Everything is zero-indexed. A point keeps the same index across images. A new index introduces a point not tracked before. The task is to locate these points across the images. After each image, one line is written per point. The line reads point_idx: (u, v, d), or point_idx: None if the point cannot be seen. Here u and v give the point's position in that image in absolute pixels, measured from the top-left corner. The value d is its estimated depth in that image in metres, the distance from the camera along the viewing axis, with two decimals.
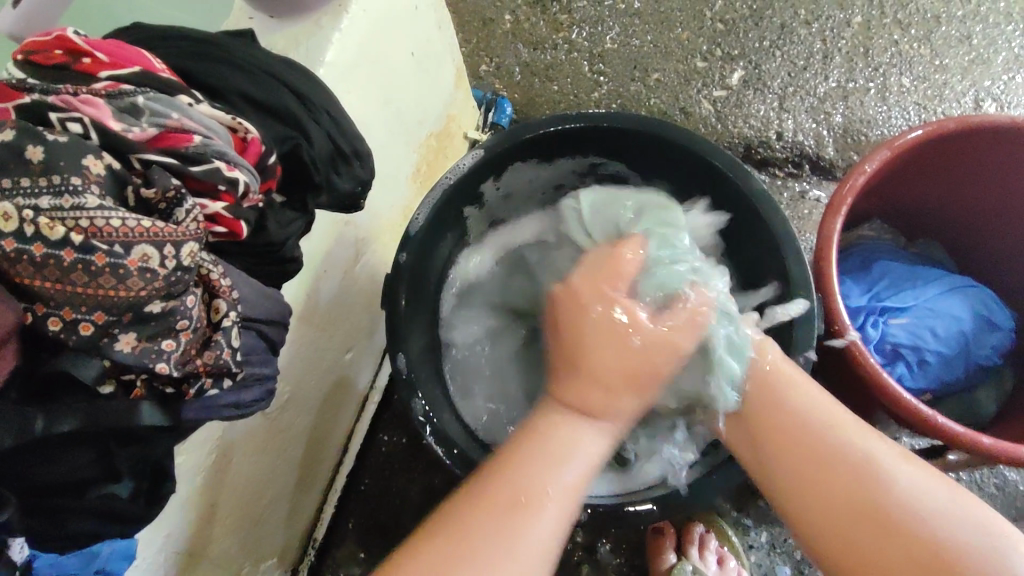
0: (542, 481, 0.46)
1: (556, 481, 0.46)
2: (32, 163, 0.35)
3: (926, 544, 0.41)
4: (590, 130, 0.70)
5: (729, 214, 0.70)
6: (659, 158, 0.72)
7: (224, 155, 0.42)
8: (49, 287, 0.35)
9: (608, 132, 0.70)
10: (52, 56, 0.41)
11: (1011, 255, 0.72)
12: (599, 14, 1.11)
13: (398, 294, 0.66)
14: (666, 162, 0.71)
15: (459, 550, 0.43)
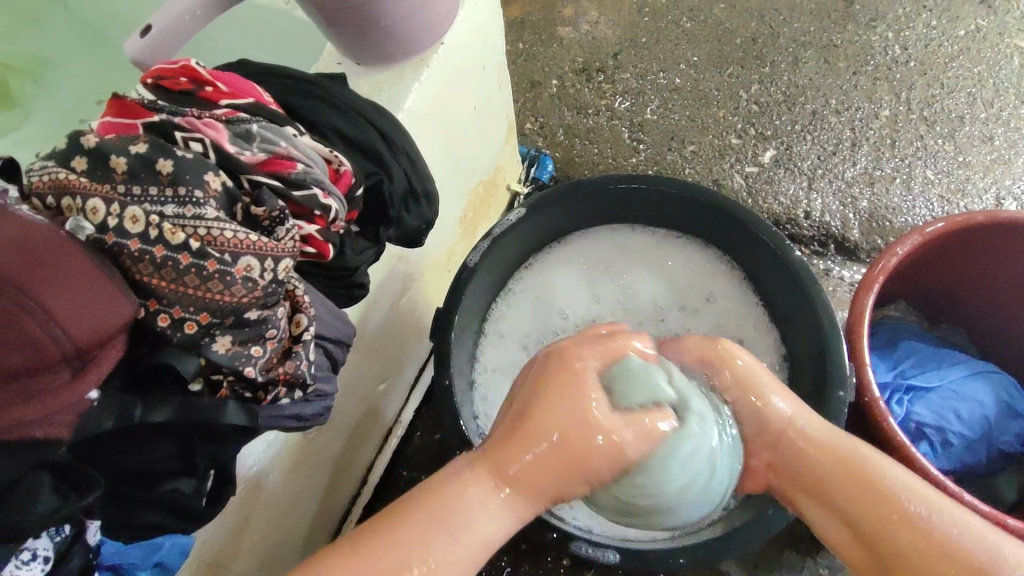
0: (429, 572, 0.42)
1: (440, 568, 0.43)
2: (161, 174, 0.39)
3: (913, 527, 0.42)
4: (635, 193, 0.73)
5: (766, 280, 0.73)
6: (702, 222, 0.75)
7: (321, 183, 0.46)
8: (163, 286, 0.38)
9: (655, 196, 0.74)
10: (178, 83, 0.47)
11: None
12: (641, 87, 1.19)
13: (446, 328, 0.68)
14: (709, 229, 0.75)
15: None
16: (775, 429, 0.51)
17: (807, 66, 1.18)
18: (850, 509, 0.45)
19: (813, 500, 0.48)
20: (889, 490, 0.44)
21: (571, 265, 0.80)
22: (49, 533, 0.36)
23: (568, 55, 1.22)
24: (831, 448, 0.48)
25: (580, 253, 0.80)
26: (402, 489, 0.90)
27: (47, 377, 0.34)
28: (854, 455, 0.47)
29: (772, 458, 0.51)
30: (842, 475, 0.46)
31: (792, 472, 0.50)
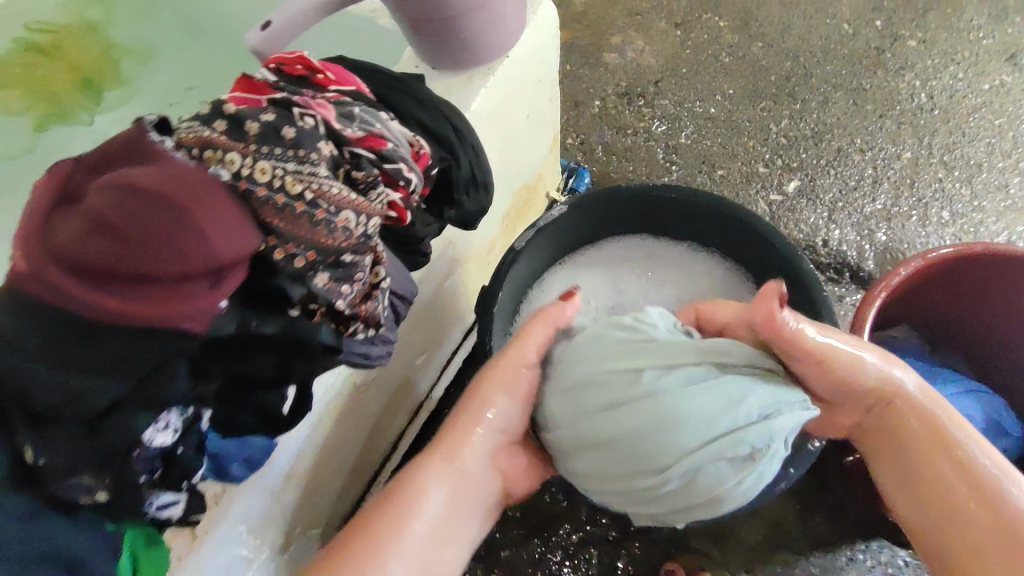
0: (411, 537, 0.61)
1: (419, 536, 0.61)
2: (285, 139, 0.49)
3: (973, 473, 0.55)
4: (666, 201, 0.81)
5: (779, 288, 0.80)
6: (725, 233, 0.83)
7: (405, 160, 0.55)
8: (281, 226, 0.47)
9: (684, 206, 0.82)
10: (295, 69, 0.56)
11: None
12: (678, 113, 1.27)
13: (488, 305, 0.76)
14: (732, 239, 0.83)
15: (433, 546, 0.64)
16: (864, 387, 0.62)
17: (836, 107, 1.26)
18: (920, 460, 0.58)
19: (887, 451, 0.61)
20: (960, 446, 0.57)
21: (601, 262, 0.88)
22: (179, 411, 0.45)
23: (611, 79, 1.32)
24: (921, 409, 0.60)
25: (611, 252, 0.88)
26: None
27: (192, 285, 0.43)
28: (938, 416, 0.59)
29: (870, 413, 0.63)
30: (925, 431, 0.58)
31: (875, 428, 0.62)
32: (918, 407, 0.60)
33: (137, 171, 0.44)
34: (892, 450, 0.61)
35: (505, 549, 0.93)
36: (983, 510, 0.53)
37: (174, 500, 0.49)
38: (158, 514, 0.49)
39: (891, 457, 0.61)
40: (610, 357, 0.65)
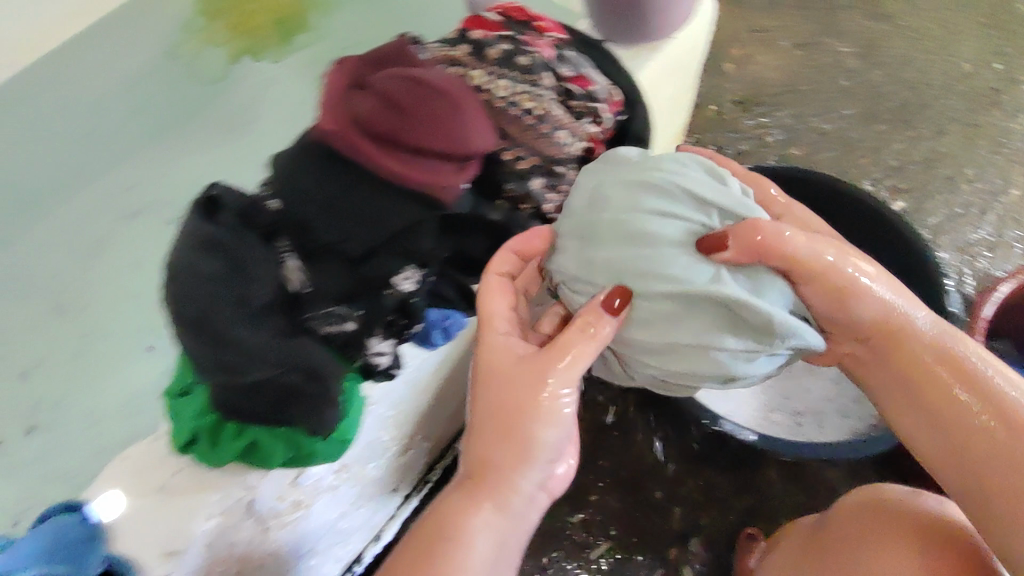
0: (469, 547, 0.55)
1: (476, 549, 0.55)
2: (519, 66, 0.59)
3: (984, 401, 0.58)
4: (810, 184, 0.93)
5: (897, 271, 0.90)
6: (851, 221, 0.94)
7: (603, 100, 0.64)
8: (515, 135, 0.57)
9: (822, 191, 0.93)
10: (516, 14, 0.66)
11: None
12: (792, 126, 1.34)
13: None
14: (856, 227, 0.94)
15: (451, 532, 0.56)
16: (858, 325, 0.63)
17: (949, 138, 1.30)
18: (930, 402, 0.61)
19: (897, 389, 0.64)
20: (969, 372, 0.59)
21: None
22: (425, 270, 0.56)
23: (731, 87, 1.39)
24: (928, 342, 0.61)
25: None
26: None
27: (449, 164, 0.53)
28: (936, 347, 0.61)
29: (889, 353, 0.63)
30: (932, 373, 0.61)
31: (890, 375, 0.64)
32: (921, 348, 0.61)
33: (414, 70, 0.55)
34: (904, 396, 0.63)
35: (593, 493, 1.01)
36: (1001, 448, 0.56)
37: (384, 350, 0.58)
38: (371, 359, 0.58)
39: (918, 399, 0.62)
40: (608, 251, 0.54)
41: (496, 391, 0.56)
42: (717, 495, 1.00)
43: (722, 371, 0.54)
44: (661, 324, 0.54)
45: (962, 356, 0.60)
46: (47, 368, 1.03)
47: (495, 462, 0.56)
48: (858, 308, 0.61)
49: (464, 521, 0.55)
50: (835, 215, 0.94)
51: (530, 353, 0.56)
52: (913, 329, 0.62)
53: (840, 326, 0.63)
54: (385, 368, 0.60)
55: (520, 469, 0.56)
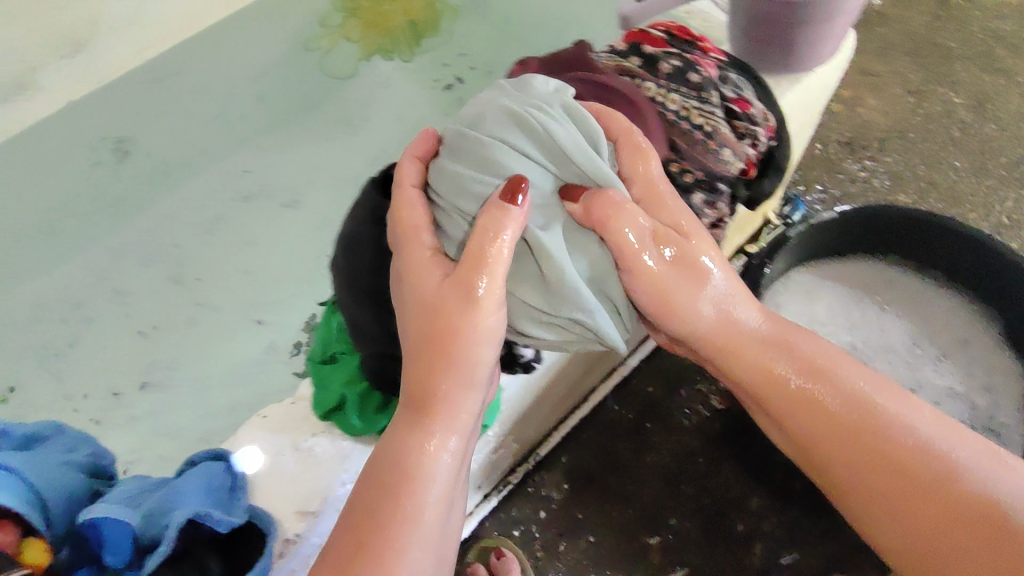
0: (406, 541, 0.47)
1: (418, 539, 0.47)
2: (690, 82, 0.60)
3: (867, 409, 0.52)
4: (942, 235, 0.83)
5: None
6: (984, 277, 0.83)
7: (760, 123, 0.65)
8: (684, 148, 0.59)
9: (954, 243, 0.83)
10: (678, 32, 0.67)
11: None
12: (899, 172, 1.32)
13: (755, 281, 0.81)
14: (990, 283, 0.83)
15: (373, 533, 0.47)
16: (788, 350, 0.55)
17: None
18: (834, 424, 0.53)
19: (829, 429, 0.53)
20: (839, 373, 0.54)
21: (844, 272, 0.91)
22: None
23: (838, 127, 1.38)
24: (764, 333, 0.56)
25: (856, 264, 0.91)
26: (611, 418, 1.07)
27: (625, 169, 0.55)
28: (766, 332, 0.56)
29: (717, 351, 0.57)
30: (841, 396, 0.53)
31: (812, 414, 0.54)
32: (838, 378, 0.54)
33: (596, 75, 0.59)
34: (803, 426, 0.54)
35: (672, 517, 0.99)
36: (910, 485, 0.49)
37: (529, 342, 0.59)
38: (516, 350, 0.59)
39: (814, 434, 0.53)
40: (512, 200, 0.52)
41: (414, 309, 0.51)
42: (800, 536, 0.97)
43: (540, 314, 0.53)
44: (522, 265, 0.52)
45: (858, 371, 0.54)
46: (162, 331, 1.08)
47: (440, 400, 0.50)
48: (697, 311, 0.56)
49: (415, 446, 0.49)
50: (966, 271, 0.85)
51: (455, 269, 0.50)
52: (826, 349, 0.56)
53: (693, 334, 0.57)
54: (526, 359, 0.61)
55: (452, 413, 0.50)
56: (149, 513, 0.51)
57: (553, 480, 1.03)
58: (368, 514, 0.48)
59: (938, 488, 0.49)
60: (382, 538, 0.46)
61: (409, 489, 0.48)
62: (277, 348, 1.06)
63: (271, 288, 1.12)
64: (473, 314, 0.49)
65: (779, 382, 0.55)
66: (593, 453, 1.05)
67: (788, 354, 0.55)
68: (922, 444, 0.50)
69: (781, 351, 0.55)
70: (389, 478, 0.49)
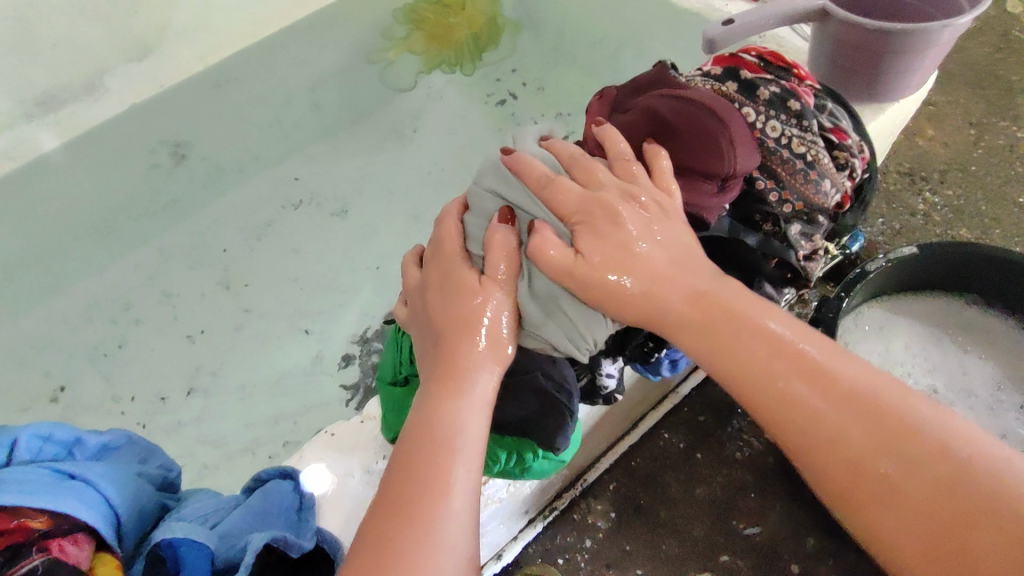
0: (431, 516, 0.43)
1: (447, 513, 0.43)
2: (790, 111, 0.59)
3: (867, 397, 0.44)
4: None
5: None
6: None
7: (857, 155, 0.64)
8: (782, 179, 0.58)
9: None
10: (773, 57, 0.66)
11: None
12: (961, 206, 1.28)
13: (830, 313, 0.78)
14: None
15: (397, 519, 0.43)
16: (761, 330, 0.48)
17: None
18: (821, 415, 0.44)
19: (817, 426, 0.44)
20: (829, 364, 0.45)
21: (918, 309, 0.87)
22: None
23: (896, 158, 1.35)
24: (759, 327, 0.48)
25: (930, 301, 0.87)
26: (661, 446, 1.04)
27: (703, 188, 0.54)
28: (751, 319, 0.48)
29: (694, 331, 0.49)
30: (831, 381, 0.45)
31: (794, 407, 0.45)
32: (821, 358, 0.46)
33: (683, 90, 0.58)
34: (797, 430, 0.45)
35: (725, 553, 0.95)
36: (925, 479, 0.40)
37: (613, 372, 0.60)
38: (600, 380, 0.60)
39: (791, 422, 0.45)
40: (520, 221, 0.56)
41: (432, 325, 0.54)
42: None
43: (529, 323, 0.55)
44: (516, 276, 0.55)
45: (847, 357, 0.46)
46: (209, 336, 1.07)
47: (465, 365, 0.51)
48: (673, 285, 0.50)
49: (452, 415, 0.48)
50: None
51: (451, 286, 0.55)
52: (802, 328, 0.48)
53: (665, 317, 0.50)
54: (608, 390, 0.61)
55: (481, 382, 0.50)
56: (224, 536, 0.50)
57: (600, 508, 1.00)
58: (392, 502, 0.44)
59: (953, 483, 0.40)
60: (408, 524, 0.42)
61: (422, 466, 0.45)
62: (323, 359, 1.05)
63: (319, 297, 1.11)
64: (482, 295, 0.52)
65: (755, 368, 0.47)
66: (641, 482, 1.01)
67: (755, 332, 0.48)
68: (916, 428, 0.42)
69: (749, 328, 0.48)
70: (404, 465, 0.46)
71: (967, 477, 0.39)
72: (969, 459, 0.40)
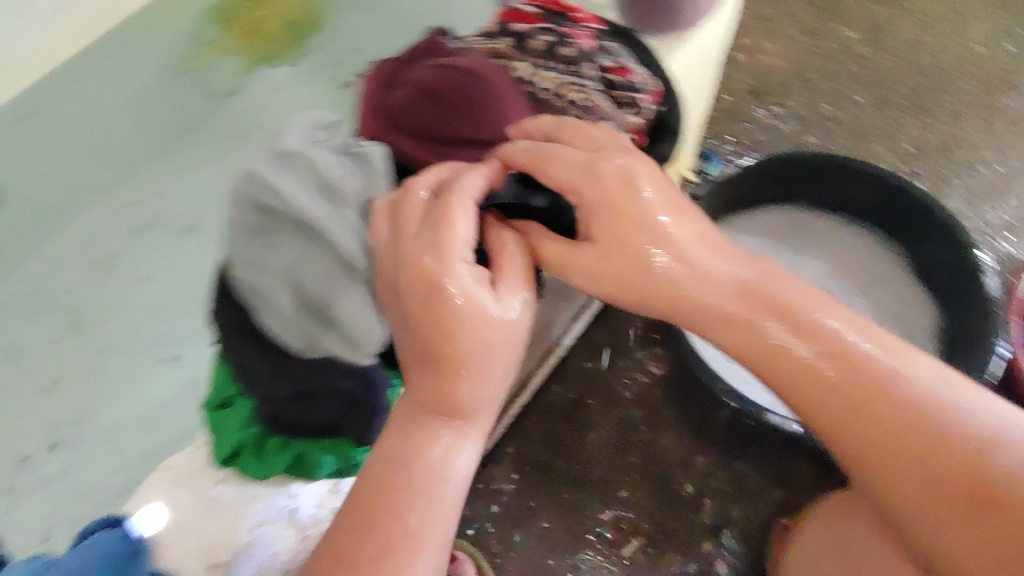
0: (428, 532, 0.46)
1: (436, 530, 0.47)
2: (561, 57, 0.58)
3: (837, 341, 0.49)
4: (840, 173, 0.83)
5: (935, 265, 0.82)
6: (882, 211, 0.85)
7: (647, 92, 0.62)
8: (559, 123, 0.55)
9: (853, 180, 0.84)
10: (553, 6, 0.65)
11: None
12: (803, 114, 1.33)
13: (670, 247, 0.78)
14: (889, 218, 0.85)
15: (390, 542, 0.45)
16: (735, 276, 0.50)
17: (964, 121, 1.29)
18: (799, 356, 0.49)
19: (792, 363, 0.49)
20: (805, 308, 0.50)
21: (755, 224, 0.90)
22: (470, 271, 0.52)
23: (740, 77, 1.39)
24: (709, 274, 0.50)
25: (764, 215, 0.90)
26: (552, 401, 1.05)
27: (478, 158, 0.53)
28: (729, 270, 0.50)
29: (635, 297, 0.51)
30: (800, 322, 0.49)
31: (768, 348, 0.50)
32: (813, 318, 0.49)
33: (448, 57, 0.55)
34: (809, 403, 0.50)
35: (624, 490, 0.99)
36: (925, 443, 0.47)
37: None
38: None
39: (765, 365, 0.50)
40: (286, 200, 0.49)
41: (411, 310, 0.47)
42: (746, 488, 0.97)
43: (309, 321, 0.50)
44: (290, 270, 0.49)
45: (819, 300, 0.51)
46: (68, 384, 1.01)
47: (465, 391, 0.47)
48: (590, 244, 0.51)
49: (432, 438, 0.48)
50: (867, 210, 0.86)
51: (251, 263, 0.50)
52: (768, 268, 0.51)
53: (628, 278, 0.50)
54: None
55: (482, 403, 0.48)
56: None
57: (501, 472, 1.01)
58: (370, 513, 0.46)
59: (906, 415, 0.47)
60: (404, 533, 0.46)
61: (406, 484, 0.47)
62: (194, 383, 1.01)
63: (179, 320, 1.06)
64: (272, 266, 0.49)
65: (710, 300, 0.50)
66: (537, 439, 1.03)
67: (714, 273, 0.50)
68: (879, 366, 0.48)
69: (720, 271, 0.50)
70: (382, 484, 0.47)
71: (907, 407, 0.47)
72: (917, 393, 0.48)
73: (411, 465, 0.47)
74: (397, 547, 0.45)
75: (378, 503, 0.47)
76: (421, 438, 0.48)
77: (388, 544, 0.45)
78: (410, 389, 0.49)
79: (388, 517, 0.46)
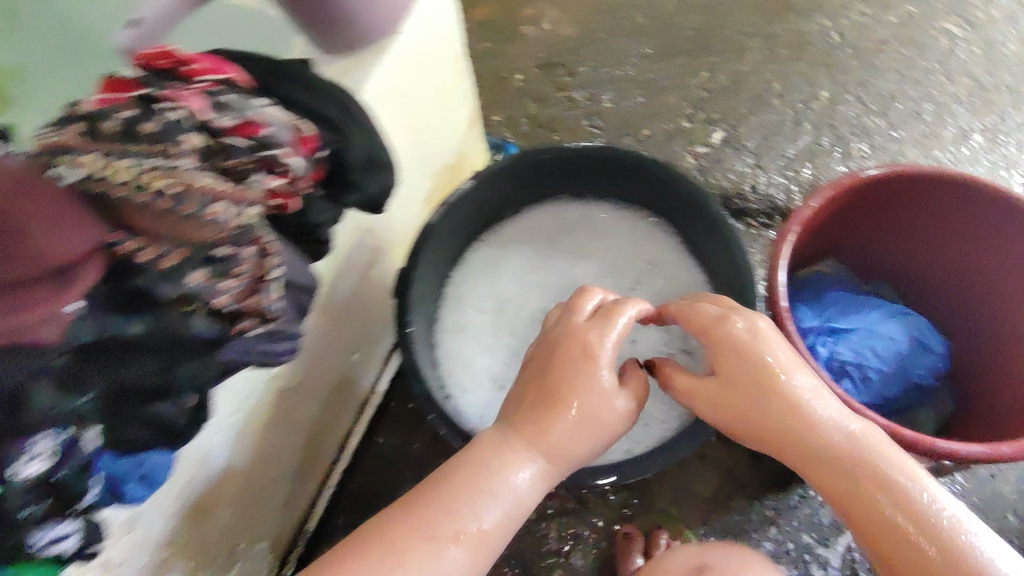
0: (468, 523, 0.54)
1: (478, 519, 0.55)
2: (145, 134, 0.47)
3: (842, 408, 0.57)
4: (584, 158, 0.75)
5: (700, 238, 0.75)
6: (641, 188, 0.77)
7: (286, 144, 0.52)
8: (150, 223, 0.45)
9: (601, 163, 0.75)
10: (158, 62, 0.54)
11: (955, 278, 0.83)
12: (597, 79, 1.27)
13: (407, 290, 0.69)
14: (649, 196, 0.77)
15: (420, 537, 0.53)
16: (725, 346, 0.59)
17: (752, 55, 1.26)
18: (742, 396, 0.58)
19: (755, 408, 0.57)
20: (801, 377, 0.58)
21: (519, 229, 0.81)
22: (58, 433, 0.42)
23: (529, 51, 1.31)
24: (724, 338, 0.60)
25: (527, 215, 0.82)
26: (379, 454, 0.99)
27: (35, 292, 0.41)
28: (721, 332, 0.60)
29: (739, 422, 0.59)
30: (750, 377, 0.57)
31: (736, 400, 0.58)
32: (742, 355, 0.58)
33: None
34: (738, 426, 0.59)
35: None
36: (822, 454, 0.55)
37: (66, 534, 0.46)
38: (46, 552, 0.45)
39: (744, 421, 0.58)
40: None
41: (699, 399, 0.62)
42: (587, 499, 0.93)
43: None
44: None
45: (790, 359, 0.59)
46: None
47: (609, 418, 0.59)
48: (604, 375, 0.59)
49: (495, 449, 0.58)
50: (628, 190, 0.78)
51: None
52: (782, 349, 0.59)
53: (564, 356, 0.60)
54: (77, 550, 0.47)
55: (599, 415, 0.58)
56: None
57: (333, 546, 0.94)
58: (405, 518, 0.54)
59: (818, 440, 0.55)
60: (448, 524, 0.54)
61: (449, 492, 0.56)
62: None
63: None
64: None
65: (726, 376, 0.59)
66: (368, 499, 0.97)
67: (728, 349, 0.59)
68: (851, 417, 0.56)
69: (725, 341, 0.59)
70: (434, 491, 0.56)
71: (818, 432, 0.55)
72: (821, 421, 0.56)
73: (479, 470, 0.57)
74: (425, 545, 0.53)
75: (424, 521, 0.54)
76: (487, 460, 0.57)
77: (421, 537, 0.53)
78: (523, 414, 0.59)
79: (441, 518, 0.54)
